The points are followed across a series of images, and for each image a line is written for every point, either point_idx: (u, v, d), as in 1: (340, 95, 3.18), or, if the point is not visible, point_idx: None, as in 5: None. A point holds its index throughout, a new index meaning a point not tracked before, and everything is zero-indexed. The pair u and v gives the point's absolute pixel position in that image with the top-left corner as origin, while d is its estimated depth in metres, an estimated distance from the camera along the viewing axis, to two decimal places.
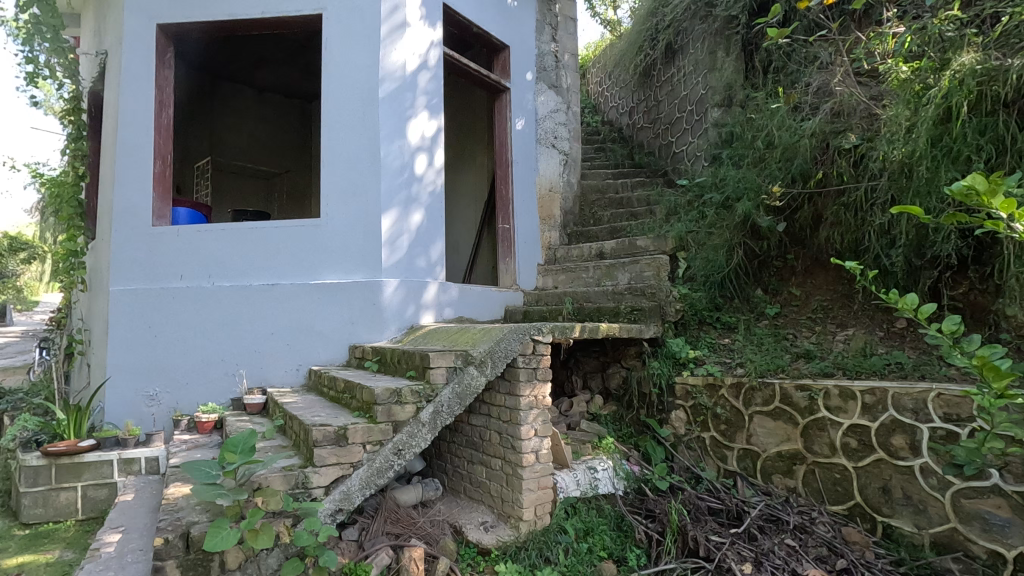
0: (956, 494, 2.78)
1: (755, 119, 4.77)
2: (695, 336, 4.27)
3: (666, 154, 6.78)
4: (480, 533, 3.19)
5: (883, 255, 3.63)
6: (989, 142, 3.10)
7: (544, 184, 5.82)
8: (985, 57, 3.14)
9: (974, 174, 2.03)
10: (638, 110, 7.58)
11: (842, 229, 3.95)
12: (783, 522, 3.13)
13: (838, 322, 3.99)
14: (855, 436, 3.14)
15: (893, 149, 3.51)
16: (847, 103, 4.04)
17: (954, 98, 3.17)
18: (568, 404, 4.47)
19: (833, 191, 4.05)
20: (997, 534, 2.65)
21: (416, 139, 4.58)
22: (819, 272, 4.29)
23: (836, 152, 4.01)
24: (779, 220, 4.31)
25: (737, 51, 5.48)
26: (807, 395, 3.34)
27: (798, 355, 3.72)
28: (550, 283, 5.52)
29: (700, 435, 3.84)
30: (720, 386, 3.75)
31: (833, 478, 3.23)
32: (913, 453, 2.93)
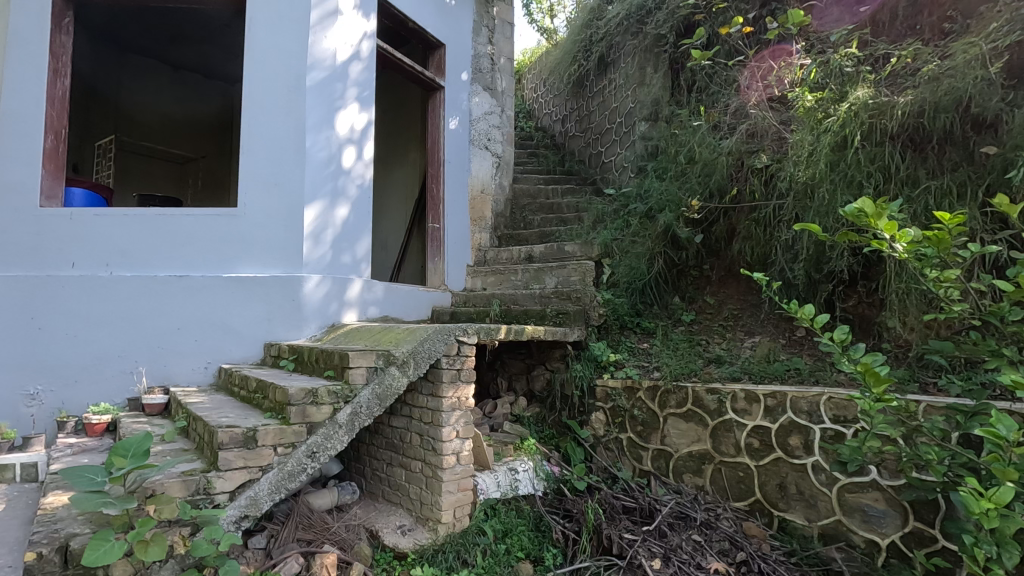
0: (841, 489, 3.05)
1: (678, 135, 5.02)
2: (617, 340, 4.41)
3: (596, 163, 6.98)
4: (397, 536, 3.12)
5: (787, 269, 3.92)
6: (877, 169, 3.43)
7: (475, 185, 5.81)
8: (876, 93, 3.51)
9: (863, 198, 2.30)
10: (571, 118, 7.76)
11: (752, 243, 4.23)
12: (691, 519, 3.26)
13: (746, 329, 4.26)
14: (758, 436, 3.36)
15: (798, 171, 3.80)
16: (760, 126, 4.33)
17: (850, 128, 3.50)
18: (491, 406, 4.50)
19: (745, 207, 4.34)
20: (874, 524, 2.93)
21: (345, 132, 4.44)
22: (731, 282, 4.57)
23: (749, 170, 4.29)
24: (697, 232, 4.57)
25: (664, 69, 5.72)
26: (717, 398, 3.53)
27: (710, 360, 3.94)
28: (479, 285, 5.51)
29: (618, 436, 3.97)
30: (638, 389, 3.90)
31: (737, 476, 3.43)
32: (807, 452, 3.17)
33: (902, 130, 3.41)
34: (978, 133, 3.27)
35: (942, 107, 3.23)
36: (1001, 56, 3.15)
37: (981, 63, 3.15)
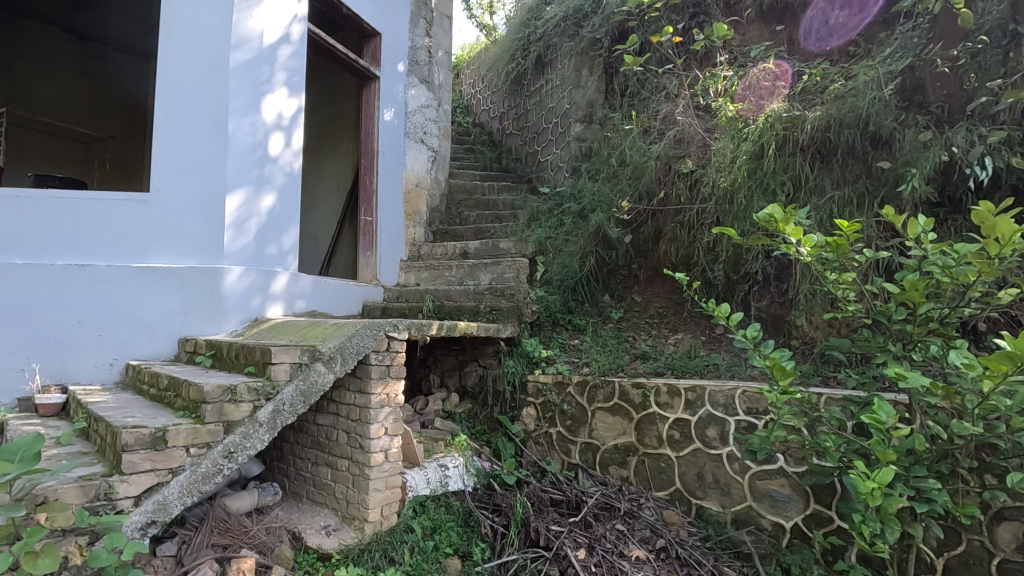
0: (752, 477, 3.25)
1: (611, 138, 5.18)
2: (548, 336, 4.49)
3: (532, 162, 7.06)
4: (321, 537, 3.04)
5: (709, 269, 4.14)
6: (789, 178, 3.69)
7: (410, 178, 5.72)
8: (790, 107, 3.76)
9: (773, 205, 2.47)
10: (508, 116, 7.80)
11: (677, 244, 4.42)
12: (615, 509, 3.36)
13: (670, 327, 4.46)
14: (679, 428, 3.52)
15: (720, 176, 4.01)
16: (687, 133, 4.54)
17: (766, 138, 3.74)
18: (423, 402, 4.48)
19: (671, 210, 4.54)
20: (780, 508, 3.16)
21: (272, 118, 4.24)
22: (657, 281, 4.77)
23: (676, 175, 4.50)
24: (627, 232, 4.74)
25: (599, 72, 5.86)
26: (641, 392, 3.68)
27: (636, 356, 4.10)
28: (412, 280, 5.42)
29: (547, 430, 4.04)
30: (568, 384, 3.99)
31: (659, 466, 3.59)
32: (722, 442, 3.36)
33: (811, 143, 3.68)
34: (874, 149, 3.59)
35: (845, 123, 3.52)
36: (894, 80, 3.49)
37: (877, 85, 3.47)
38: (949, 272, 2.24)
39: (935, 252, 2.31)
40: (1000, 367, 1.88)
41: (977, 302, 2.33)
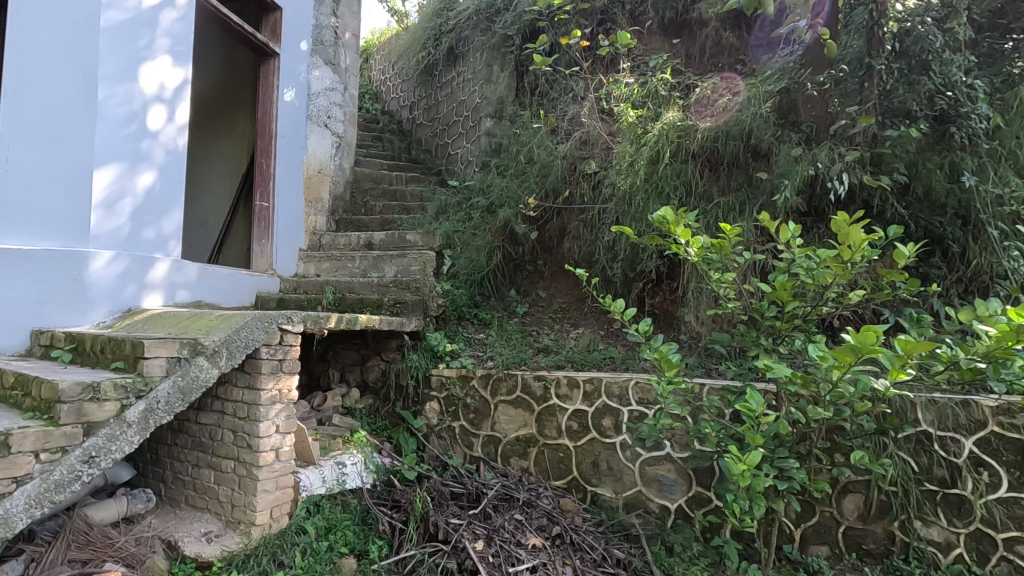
0: (643, 463, 3.46)
1: (520, 135, 5.26)
2: (454, 330, 4.48)
3: (442, 154, 6.98)
4: (200, 544, 2.84)
5: (608, 267, 4.33)
6: (682, 183, 3.94)
7: (312, 164, 5.44)
8: (683, 116, 4.03)
9: (665, 208, 2.63)
10: (418, 106, 7.66)
11: (579, 242, 4.58)
12: (514, 499, 3.40)
13: (572, 321, 4.61)
14: (577, 419, 3.67)
15: (620, 178, 4.20)
16: (592, 135, 4.72)
17: (662, 144, 3.95)
18: (321, 398, 4.30)
19: (575, 209, 4.71)
20: (666, 491, 3.39)
21: (152, 88, 3.84)
22: (561, 277, 4.93)
23: (580, 175, 4.67)
24: (533, 229, 4.86)
25: (510, 69, 5.90)
26: (543, 384, 3.78)
27: (539, 350, 4.21)
28: (311, 270, 5.18)
29: (450, 424, 4.02)
30: (471, 378, 4.00)
31: (558, 456, 3.71)
32: (616, 431, 3.54)
33: (702, 152, 3.97)
34: (755, 160, 3.93)
35: (731, 136, 3.83)
36: (772, 99, 3.85)
37: (758, 103, 3.82)
38: (811, 274, 2.51)
39: (800, 255, 2.56)
40: (845, 358, 2.14)
41: (833, 302, 2.61)
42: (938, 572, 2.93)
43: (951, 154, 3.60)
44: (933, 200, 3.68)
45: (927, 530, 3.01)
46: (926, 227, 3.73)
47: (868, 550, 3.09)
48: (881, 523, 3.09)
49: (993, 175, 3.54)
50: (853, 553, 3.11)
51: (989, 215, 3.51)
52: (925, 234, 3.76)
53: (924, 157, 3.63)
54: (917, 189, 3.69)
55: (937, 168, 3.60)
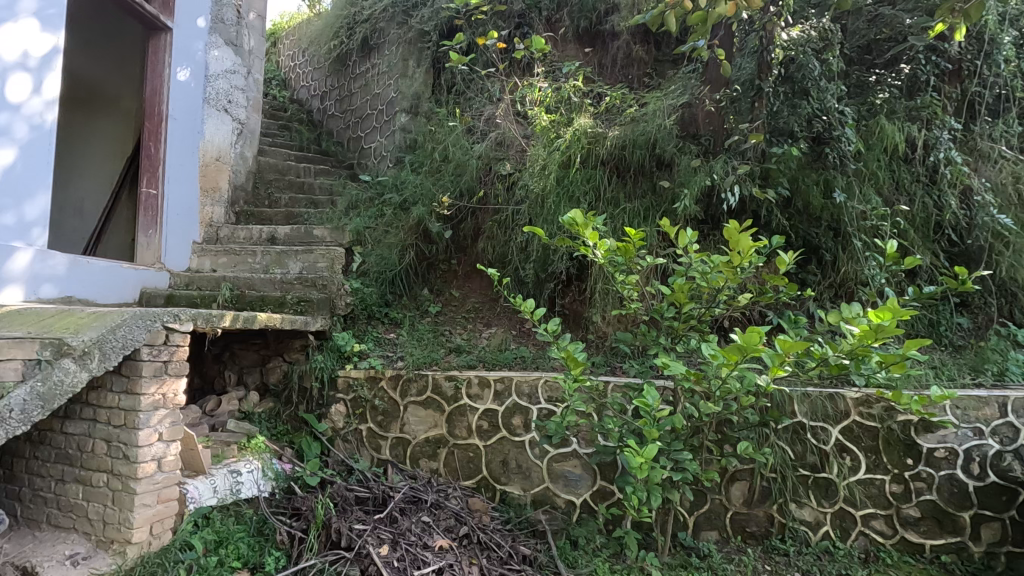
0: (551, 460, 3.56)
1: (435, 133, 5.20)
2: (363, 329, 4.34)
3: (354, 148, 6.74)
4: (64, 569, 2.56)
5: (521, 267, 4.40)
6: (591, 188, 4.10)
7: (211, 150, 5.02)
8: (594, 124, 4.19)
9: (575, 211, 2.70)
10: (330, 96, 7.35)
11: (493, 242, 4.62)
12: (422, 501, 3.34)
13: (484, 321, 4.62)
14: (487, 418, 3.70)
15: (533, 180, 4.27)
16: (507, 137, 4.77)
17: (574, 149, 4.09)
18: (214, 403, 4.01)
19: (490, 209, 4.74)
20: (572, 486, 3.51)
21: (13, 56, 3.39)
22: (475, 277, 4.94)
23: (495, 176, 4.70)
24: (447, 227, 4.83)
25: (427, 65, 5.82)
26: (453, 384, 3.78)
27: (451, 349, 4.18)
28: (207, 265, 4.79)
29: (357, 427, 3.88)
30: (380, 378, 3.90)
31: (468, 456, 3.70)
32: (525, 429, 3.62)
33: (611, 159, 4.15)
34: (659, 169, 4.16)
35: (637, 144, 4.04)
36: (674, 113, 4.11)
37: (661, 116, 4.05)
38: (706, 278, 2.67)
39: (695, 260, 2.73)
40: (733, 356, 2.31)
41: (724, 304, 2.80)
42: (808, 548, 3.27)
43: (825, 172, 4.01)
44: (810, 213, 4.07)
45: (800, 511, 3.33)
46: (805, 237, 4.12)
47: (751, 532, 3.36)
48: (762, 507, 3.36)
49: (859, 193, 3.98)
50: (739, 536, 3.37)
51: (855, 227, 3.93)
52: (803, 244, 4.15)
53: (804, 174, 4.01)
54: (798, 203, 4.06)
55: (814, 184, 3.99)
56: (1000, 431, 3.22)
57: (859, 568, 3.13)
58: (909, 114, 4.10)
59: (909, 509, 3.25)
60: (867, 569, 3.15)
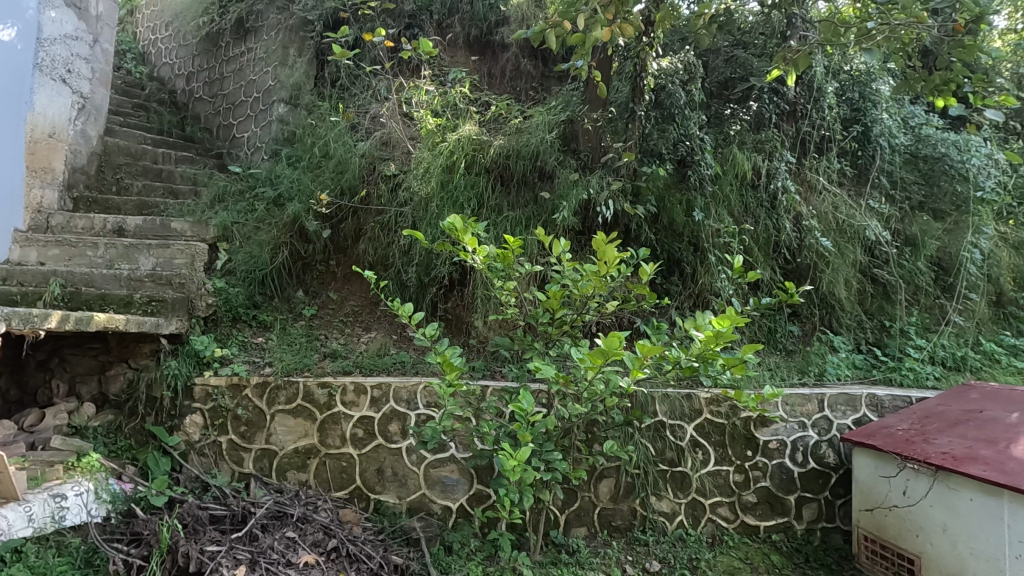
0: (428, 466, 3.55)
1: (316, 127, 4.95)
2: (227, 333, 4.00)
3: (224, 136, 6.21)
4: None
5: (403, 271, 4.33)
6: (474, 195, 4.17)
7: (42, 125, 4.30)
8: (478, 132, 4.28)
9: (454, 216, 2.68)
10: (197, 77, 6.72)
11: (375, 244, 4.50)
12: (288, 516, 3.11)
13: (364, 325, 4.49)
14: (363, 426, 3.59)
15: (418, 183, 4.23)
16: (393, 137, 4.68)
17: (458, 155, 4.14)
18: (36, 417, 3.46)
19: (372, 210, 4.62)
20: (448, 491, 3.53)
21: None
22: (354, 280, 4.78)
23: (379, 175, 4.58)
24: (326, 227, 4.61)
25: (309, 55, 5.51)
26: (327, 391, 3.62)
27: (325, 354, 3.99)
28: (33, 257, 4.12)
29: (215, 440, 3.54)
30: (245, 386, 3.60)
31: (340, 466, 3.55)
32: (403, 436, 3.58)
33: (495, 168, 4.26)
34: (541, 181, 4.33)
35: (521, 155, 4.21)
36: (555, 128, 4.29)
37: (543, 129, 4.23)
38: (577, 285, 2.80)
39: (568, 269, 2.86)
40: (598, 359, 2.42)
41: (594, 310, 2.95)
42: (664, 537, 3.54)
43: (687, 193, 4.41)
44: (674, 229, 4.45)
45: (659, 503, 3.61)
46: (669, 251, 4.49)
47: (616, 526, 3.57)
48: (626, 501, 3.59)
49: (715, 213, 4.42)
50: (605, 531, 3.55)
51: (710, 244, 4.36)
52: (667, 256, 4.53)
53: (670, 194, 4.39)
54: (663, 219, 4.44)
55: (677, 204, 4.39)
56: (819, 424, 3.77)
57: (706, 552, 3.46)
58: (756, 145, 4.65)
59: (748, 496, 3.68)
60: (713, 552, 3.48)
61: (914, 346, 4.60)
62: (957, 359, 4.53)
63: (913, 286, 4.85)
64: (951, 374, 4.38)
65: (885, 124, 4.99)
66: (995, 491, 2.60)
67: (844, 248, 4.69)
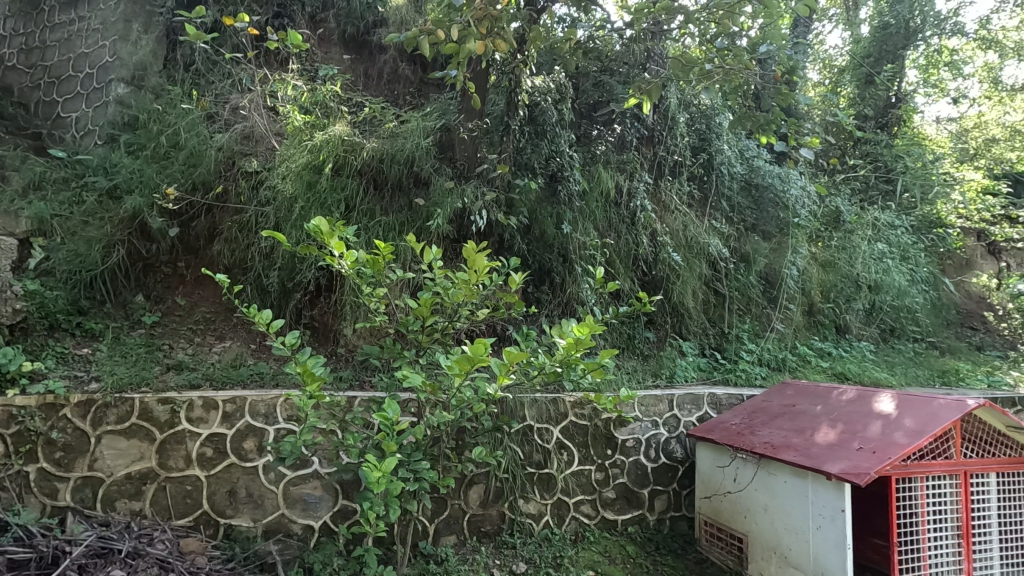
0: (287, 484, 3.33)
1: (164, 113, 4.46)
2: (40, 345, 3.44)
3: (45, 114, 5.33)
4: None
5: (264, 275, 4.05)
6: (344, 198, 4.02)
7: None
8: (350, 132, 4.15)
9: (319, 217, 2.48)
10: (10, 43, 5.72)
11: (232, 245, 4.16)
12: (114, 552, 2.68)
13: (217, 334, 4.10)
14: (212, 444, 3.27)
15: (283, 182, 4.00)
16: (256, 131, 4.39)
17: (326, 155, 3.97)
18: None
19: (230, 209, 4.26)
20: (310, 510, 3.35)
21: None
22: (207, 285, 4.36)
23: (239, 171, 4.24)
24: (173, 224, 4.16)
25: (157, 33, 4.94)
26: (169, 408, 3.24)
27: (169, 367, 3.58)
28: None
29: (20, 470, 2.99)
30: (62, 407, 3.10)
31: (184, 491, 3.19)
32: (259, 453, 3.33)
33: (367, 170, 4.15)
34: (416, 187, 4.29)
35: (395, 160, 4.14)
36: (431, 135, 4.29)
37: (419, 135, 4.20)
38: (447, 293, 2.78)
39: (439, 276, 2.81)
40: (464, 367, 2.41)
41: (465, 318, 2.93)
42: (531, 537, 3.66)
43: (557, 207, 4.63)
44: (545, 241, 4.65)
45: (526, 505, 3.72)
46: (540, 261, 4.69)
47: (485, 531, 3.61)
48: (495, 506, 3.66)
49: (581, 226, 4.69)
50: (474, 537, 3.58)
51: (577, 255, 4.62)
52: (538, 267, 4.72)
53: (541, 207, 4.59)
54: (535, 231, 4.62)
55: (548, 217, 4.59)
56: (668, 422, 4.15)
57: (569, 549, 3.62)
58: (619, 166, 5.04)
59: (608, 492, 3.94)
60: (575, 548, 3.66)
61: (747, 350, 5.25)
62: (779, 361, 5.25)
63: (746, 297, 5.55)
64: (774, 374, 5.06)
65: (725, 154, 5.65)
66: (801, 473, 3.04)
67: (692, 262, 5.24)
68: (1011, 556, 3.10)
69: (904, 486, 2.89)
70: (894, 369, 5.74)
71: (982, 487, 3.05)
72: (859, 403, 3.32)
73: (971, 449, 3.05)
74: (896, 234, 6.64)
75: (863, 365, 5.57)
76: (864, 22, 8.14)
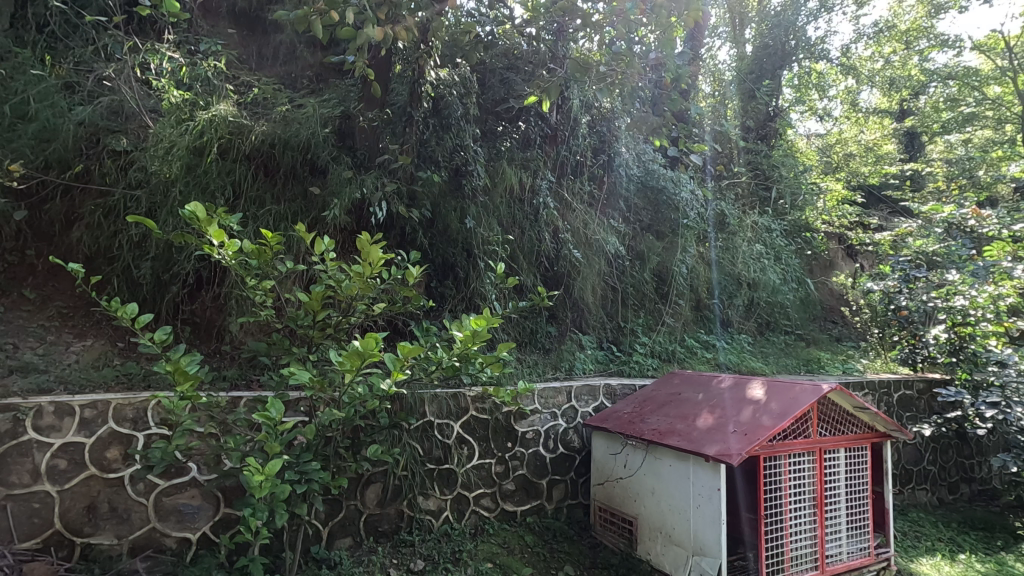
0: (159, 495, 3.04)
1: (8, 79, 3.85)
2: None
3: None
4: None
5: (134, 265, 3.68)
6: (228, 182, 3.75)
7: None
8: (237, 112, 3.83)
9: (196, 203, 2.20)
10: None
11: (95, 232, 3.76)
12: None
13: (76, 332, 3.66)
14: (66, 455, 2.90)
15: (158, 163, 3.64)
16: (124, 106, 3.99)
17: (208, 136, 3.64)
18: None
19: (94, 190, 3.86)
20: (187, 522, 3.08)
21: None
22: (63, 275, 3.93)
23: (104, 149, 3.83)
24: (18, 206, 3.72)
25: None
26: (12, 416, 2.83)
27: (13, 369, 3.14)
28: None
29: None
30: None
31: (30, 509, 2.81)
32: (125, 463, 3.00)
33: (257, 155, 3.90)
34: (313, 175, 4.07)
35: (289, 145, 3.90)
36: (329, 122, 4.08)
37: (315, 122, 3.97)
38: (341, 287, 2.62)
39: (331, 268, 2.62)
40: (355, 362, 2.30)
41: (361, 312, 2.81)
42: (430, 534, 3.62)
43: (462, 201, 4.59)
44: (448, 236, 4.62)
45: (426, 502, 3.68)
46: (443, 255, 4.66)
47: (382, 531, 3.53)
48: (394, 504, 3.58)
49: (485, 222, 4.69)
50: (371, 537, 3.48)
51: (481, 250, 4.61)
52: (441, 261, 4.68)
53: (444, 201, 4.54)
54: (438, 225, 4.57)
55: (452, 211, 4.55)
56: (566, 413, 4.28)
57: (468, 542, 3.62)
58: (523, 163, 5.08)
59: (507, 484, 4.00)
60: (475, 541, 3.67)
61: (640, 343, 5.57)
62: (669, 353, 5.61)
63: (639, 292, 5.89)
64: (665, 365, 5.39)
65: (625, 157, 5.88)
66: (684, 457, 3.25)
67: (591, 259, 5.45)
68: (854, 521, 3.53)
69: (771, 465, 3.19)
70: (768, 359, 6.35)
71: (833, 461, 3.44)
72: (735, 390, 3.61)
73: (826, 429, 3.43)
74: (770, 236, 7.34)
75: (742, 355, 6.11)
76: (748, 41, 8.88)
